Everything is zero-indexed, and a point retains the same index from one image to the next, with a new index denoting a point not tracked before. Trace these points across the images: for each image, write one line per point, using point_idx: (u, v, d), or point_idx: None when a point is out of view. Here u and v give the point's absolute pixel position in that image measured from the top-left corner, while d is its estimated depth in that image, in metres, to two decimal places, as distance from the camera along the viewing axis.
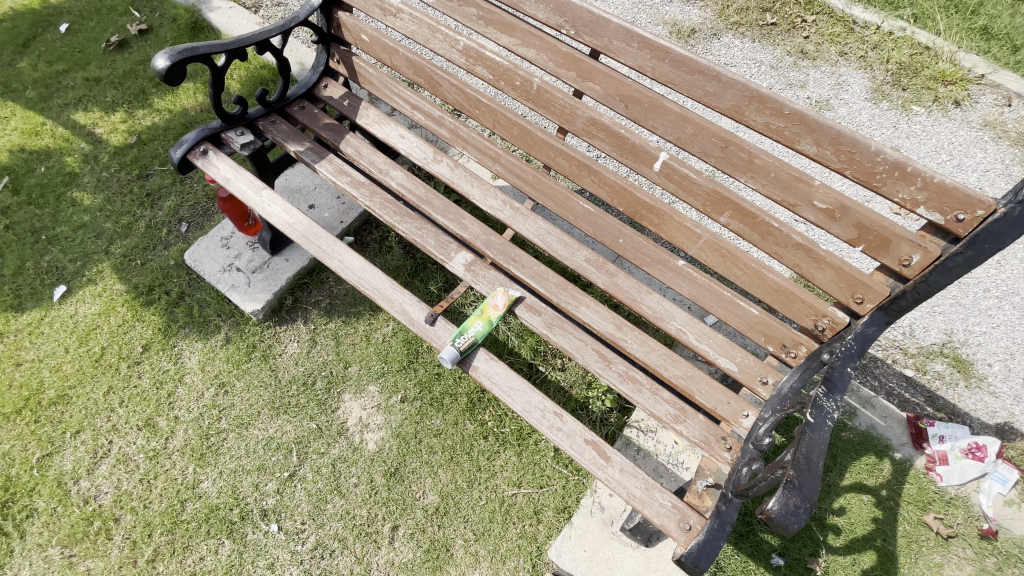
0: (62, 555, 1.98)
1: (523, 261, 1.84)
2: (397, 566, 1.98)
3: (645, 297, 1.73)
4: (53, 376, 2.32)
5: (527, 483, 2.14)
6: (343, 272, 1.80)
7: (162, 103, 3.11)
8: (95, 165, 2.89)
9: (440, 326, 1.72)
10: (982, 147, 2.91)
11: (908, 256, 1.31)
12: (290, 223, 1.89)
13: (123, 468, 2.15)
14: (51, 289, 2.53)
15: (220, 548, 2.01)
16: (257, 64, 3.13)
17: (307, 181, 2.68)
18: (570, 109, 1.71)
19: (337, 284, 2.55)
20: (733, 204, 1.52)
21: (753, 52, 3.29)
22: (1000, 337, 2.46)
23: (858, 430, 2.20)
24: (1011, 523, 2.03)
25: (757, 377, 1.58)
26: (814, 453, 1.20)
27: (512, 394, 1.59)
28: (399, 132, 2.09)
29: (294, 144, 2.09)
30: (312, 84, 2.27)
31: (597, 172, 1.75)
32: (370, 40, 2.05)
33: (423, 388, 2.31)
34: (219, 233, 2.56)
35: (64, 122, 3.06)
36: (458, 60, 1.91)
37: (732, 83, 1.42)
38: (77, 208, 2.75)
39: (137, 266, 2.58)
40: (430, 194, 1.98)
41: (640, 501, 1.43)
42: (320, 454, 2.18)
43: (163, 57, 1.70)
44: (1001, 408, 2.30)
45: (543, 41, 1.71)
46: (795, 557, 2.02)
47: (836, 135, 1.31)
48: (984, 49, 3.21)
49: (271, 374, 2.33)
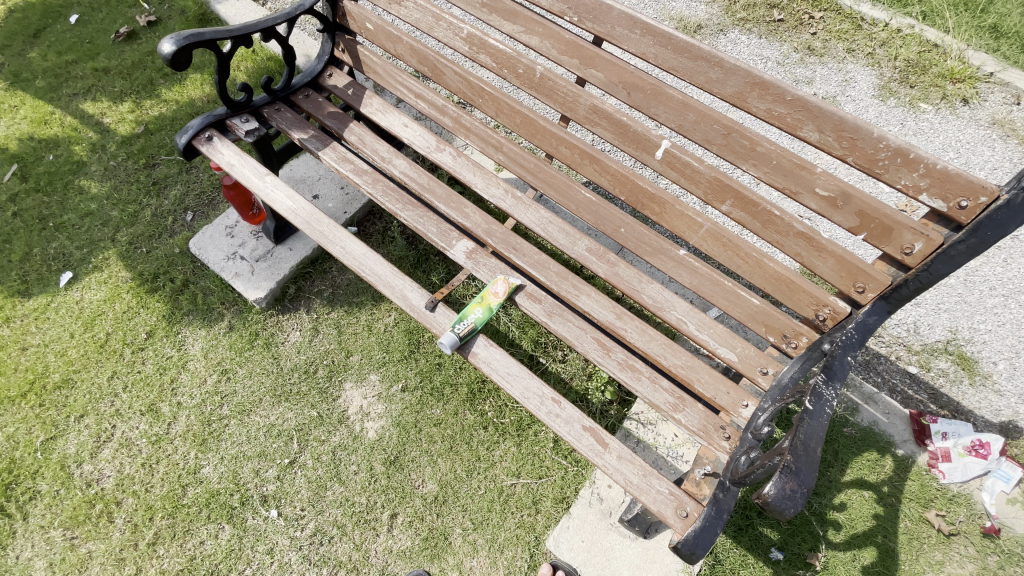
0: (63, 538, 2.00)
1: (524, 250, 1.84)
2: (396, 553, 1.99)
3: (646, 286, 1.72)
4: (58, 360, 2.34)
5: (526, 474, 2.14)
6: (345, 259, 1.81)
7: (169, 93, 3.13)
8: (103, 154, 2.92)
9: (439, 312, 1.73)
10: (989, 145, 2.88)
11: (910, 244, 1.30)
12: (293, 209, 1.90)
13: (126, 452, 2.17)
14: (58, 275, 2.55)
15: (220, 533, 2.02)
16: (264, 55, 3.17)
17: (311, 172, 2.70)
18: (572, 97, 1.72)
19: (340, 274, 2.57)
20: (735, 192, 1.51)
21: (760, 48, 3.28)
22: (1006, 335, 2.43)
23: (859, 426, 2.18)
24: (1014, 521, 2.01)
25: (757, 367, 1.57)
26: (813, 440, 1.20)
27: (511, 380, 1.59)
28: (403, 122, 2.10)
29: (297, 132, 2.11)
30: (317, 72, 2.28)
31: (599, 161, 1.75)
32: (375, 29, 2.06)
33: (425, 378, 2.31)
34: (224, 221, 2.58)
35: (73, 111, 3.10)
36: (462, 48, 1.91)
37: (734, 70, 1.42)
38: (84, 196, 2.77)
39: (143, 253, 2.60)
40: (433, 182, 1.99)
41: (637, 488, 1.43)
42: (320, 442, 2.19)
43: (170, 42, 1.71)
44: (1006, 406, 2.27)
45: (545, 29, 1.71)
46: (794, 552, 2.00)
47: (839, 122, 1.31)
48: (992, 47, 3.18)
49: (273, 362, 2.35)
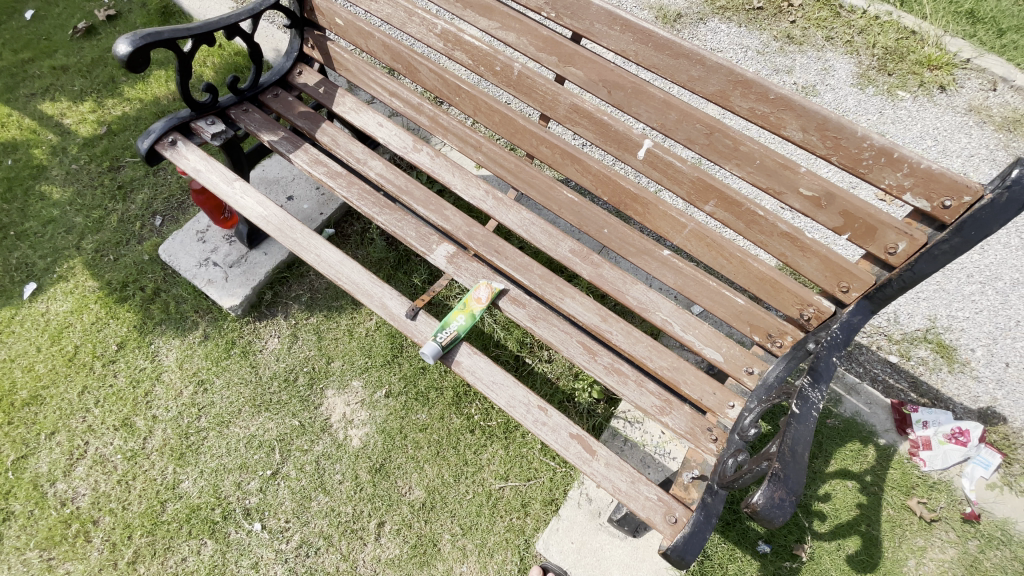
0: (39, 559, 1.93)
1: (507, 252, 1.80)
2: (384, 562, 1.96)
3: (630, 287, 1.70)
4: (25, 376, 2.25)
5: (515, 476, 2.12)
6: (321, 266, 1.75)
7: (132, 91, 3.00)
8: (64, 157, 2.79)
9: (421, 320, 1.68)
10: (966, 132, 2.90)
11: (893, 244, 1.30)
12: (264, 216, 1.83)
13: (100, 469, 2.10)
14: (21, 286, 2.44)
15: (202, 548, 1.98)
16: (231, 50, 3.06)
17: (284, 173, 2.62)
18: (552, 95, 1.67)
19: (318, 278, 2.50)
20: (718, 192, 1.49)
21: (740, 37, 3.25)
22: (983, 322, 2.47)
23: (842, 417, 2.20)
24: (993, 506, 2.05)
25: (743, 367, 1.56)
26: (800, 445, 1.20)
27: (495, 388, 1.56)
28: (378, 121, 2.03)
29: (267, 133, 2.02)
30: (285, 70, 2.19)
31: (580, 160, 1.71)
32: (345, 24, 1.98)
33: (409, 382, 2.27)
34: (194, 225, 2.49)
35: (31, 112, 2.95)
36: (436, 44, 1.85)
37: (717, 68, 1.39)
38: (45, 202, 2.65)
39: (110, 261, 2.50)
40: (411, 183, 1.93)
41: (625, 495, 1.42)
42: (303, 451, 2.14)
43: (125, 42, 1.62)
44: (984, 392, 2.31)
45: (523, 24, 1.66)
46: (781, 544, 2.03)
47: (822, 121, 1.29)
48: (969, 33, 3.19)
49: (252, 370, 2.28)
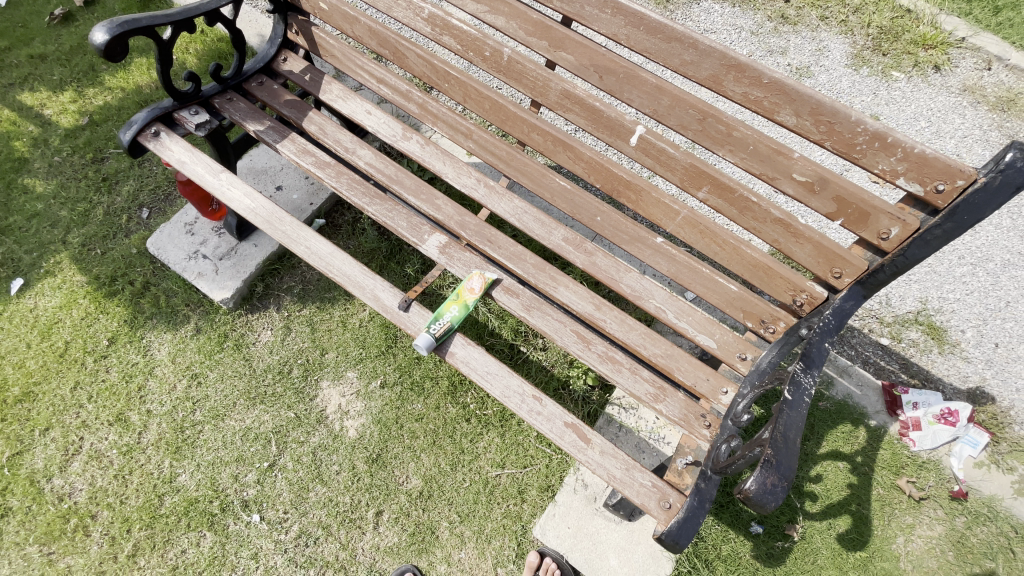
0: (40, 554, 1.94)
1: (499, 242, 1.78)
2: (383, 550, 1.99)
3: (623, 275, 1.69)
4: (17, 373, 2.23)
5: (511, 464, 2.14)
6: (311, 259, 1.74)
7: (113, 80, 2.93)
8: (46, 149, 2.73)
9: (414, 312, 1.67)
10: (960, 112, 2.89)
11: (886, 229, 1.29)
12: (252, 208, 1.80)
13: (96, 464, 2.09)
14: (7, 282, 2.41)
15: (201, 540, 1.99)
16: (213, 36, 2.98)
17: (272, 162, 2.58)
18: (543, 81, 1.64)
19: (310, 269, 2.48)
20: (711, 178, 1.47)
21: (733, 17, 3.20)
22: (974, 303, 2.49)
23: (834, 399, 2.23)
24: (981, 484, 2.09)
25: (736, 353, 1.57)
26: (792, 431, 1.20)
27: (490, 379, 1.56)
28: (366, 109, 1.99)
29: (253, 123, 1.98)
30: (270, 57, 2.14)
31: (572, 147, 1.69)
32: (330, 9, 1.93)
33: (404, 373, 2.27)
34: (182, 217, 2.45)
35: (9, 103, 2.88)
36: (424, 29, 1.81)
37: (709, 52, 1.36)
38: (29, 195, 2.60)
39: (97, 255, 2.47)
40: (401, 173, 1.90)
41: (620, 482, 1.43)
42: (299, 443, 2.15)
43: (101, 31, 1.57)
44: (973, 373, 2.34)
45: (511, 8, 1.62)
46: (773, 525, 2.06)
47: (816, 105, 1.27)
48: (965, 11, 3.16)
49: (246, 363, 2.27)
